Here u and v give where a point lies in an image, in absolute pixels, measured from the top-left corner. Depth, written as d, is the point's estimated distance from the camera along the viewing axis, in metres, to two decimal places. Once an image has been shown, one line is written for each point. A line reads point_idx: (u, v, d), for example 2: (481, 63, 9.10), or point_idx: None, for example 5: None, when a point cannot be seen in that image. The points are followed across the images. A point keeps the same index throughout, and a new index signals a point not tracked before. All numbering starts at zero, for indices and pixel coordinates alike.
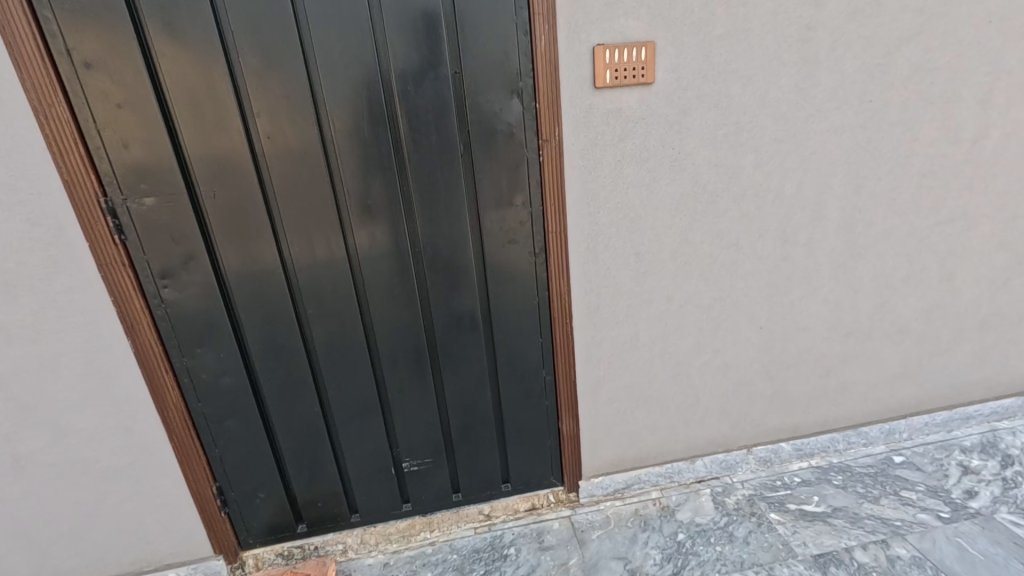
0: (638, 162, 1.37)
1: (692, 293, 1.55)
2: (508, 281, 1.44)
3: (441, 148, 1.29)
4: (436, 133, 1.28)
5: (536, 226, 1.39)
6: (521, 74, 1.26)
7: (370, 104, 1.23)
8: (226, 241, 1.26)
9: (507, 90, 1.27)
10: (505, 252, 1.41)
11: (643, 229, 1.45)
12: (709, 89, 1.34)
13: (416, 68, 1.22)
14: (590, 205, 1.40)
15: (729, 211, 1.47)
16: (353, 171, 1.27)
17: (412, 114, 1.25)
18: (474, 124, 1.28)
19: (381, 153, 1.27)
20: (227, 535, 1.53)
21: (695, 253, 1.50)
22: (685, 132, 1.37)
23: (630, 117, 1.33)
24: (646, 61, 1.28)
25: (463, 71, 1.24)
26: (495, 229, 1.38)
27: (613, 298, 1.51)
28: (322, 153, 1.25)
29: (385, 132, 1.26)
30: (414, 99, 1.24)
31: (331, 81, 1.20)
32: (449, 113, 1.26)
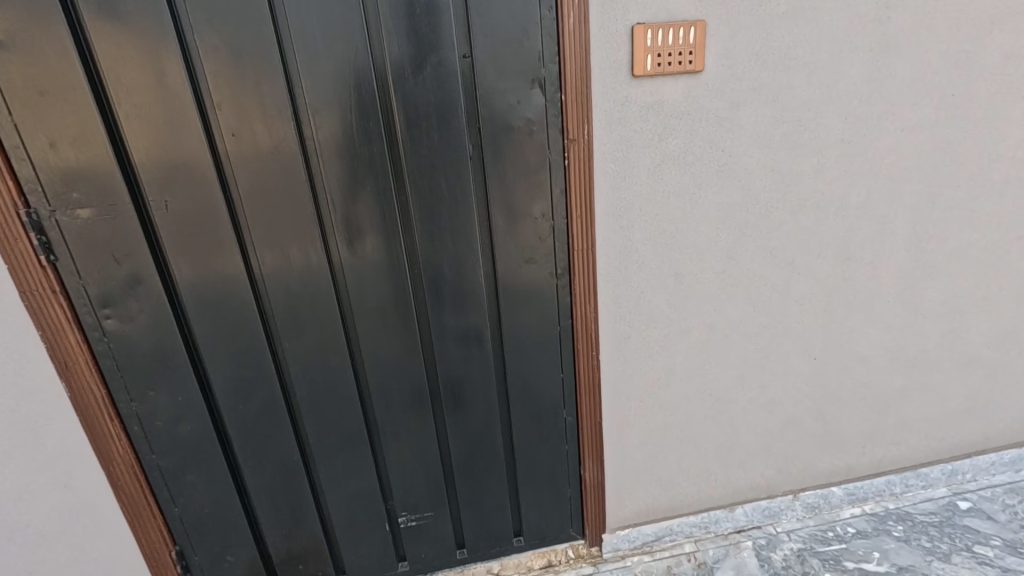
0: (680, 167, 1.15)
1: (737, 319, 1.32)
2: (524, 307, 1.22)
3: (445, 150, 1.06)
4: (439, 132, 1.05)
5: (558, 243, 1.17)
6: (544, 60, 1.03)
7: (358, 96, 1.00)
8: (182, 263, 1.04)
9: (526, 80, 1.04)
10: (521, 273, 1.19)
11: (684, 245, 1.22)
12: (768, 79, 1.12)
13: (416, 53, 1.00)
14: (623, 218, 1.17)
15: (784, 224, 1.25)
16: (338, 178, 1.04)
17: (411, 107, 1.03)
18: (486, 120, 1.06)
19: (372, 156, 1.04)
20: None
21: (742, 273, 1.28)
22: (736, 131, 1.15)
23: (673, 113, 1.11)
24: (695, 45, 1.06)
25: (474, 56, 1.02)
26: (510, 247, 1.16)
27: (646, 326, 1.29)
28: (300, 154, 1.02)
29: (377, 131, 1.03)
30: (413, 90, 1.02)
31: (310, 68, 0.97)
32: (456, 108, 1.04)
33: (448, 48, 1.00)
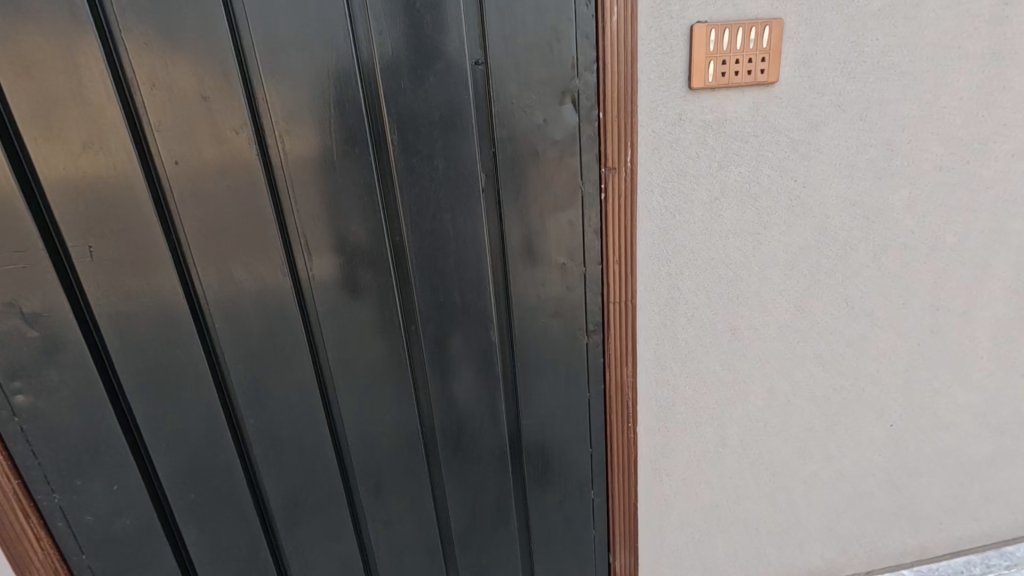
0: (744, 201, 0.93)
1: (803, 381, 1.09)
2: (546, 370, 0.99)
3: (452, 181, 0.84)
4: (445, 158, 0.83)
5: (591, 293, 0.94)
6: (578, 67, 0.81)
7: (341, 114, 0.78)
8: (116, 321, 0.81)
9: (556, 91, 0.82)
10: (543, 329, 0.96)
11: (744, 294, 0.99)
12: (857, 93, 0.89)
13: (415, 59, 0.78)
14: (670, 263, 0.95)
15: (865, 269, 1.02)
16: (315, 216, 0.82)
17: (408, 127, 0.81)
18: (504, 143, 0.84)
19: (358, 189, 0.82)
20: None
21: (811, 327, 1.05)
22: (814, 157, 0.92)
23: (737, 135, 0.88)
24: (769, 49, 0.83)
25: (489, 62, 0.80)
26: (530, 298, 0.93)
27: (694, 391, 1.06)
28: (265, 186, 0.79)
29: (365, 157, 0.81)
30: (412, 107, 0.80)
31: (278, 77, 0.75)
32: (465, 129, 0.82)
33: (457, 52, 0.79)
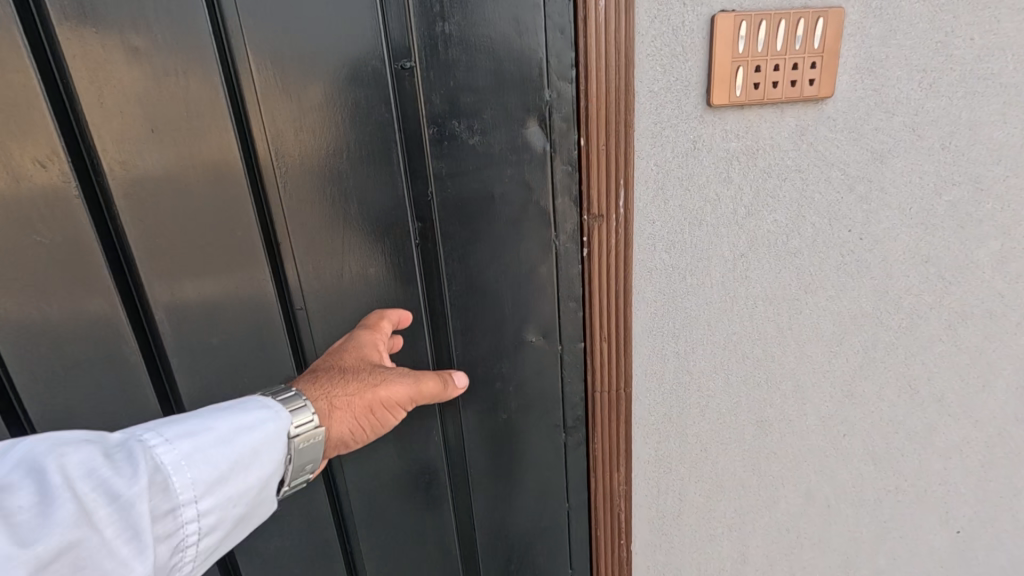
0: (779, 257, 0.68)
1: (849, 482, 0.84)
2: (510, 474, 0.75)
3: (371, 233, 0.61)
4: (360, 203, 0.59)
5: (570, 379, 0.70)
6: (549, 75, 0.57)
7: (202, 140, 0.54)
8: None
9: (518, 108, 0.58)
10: (505, 423, 0.72)
11: (774, 377, 0.75)
12: (941, 112, 0.64)
13: (310, 64, 0.54)
14: (676, 340, 0.70)
15: (935, 344, 0.77)
16: (175, 285, 0.58)
17: (303, 157, 0.57)
18: (444, 180, 0.59)
19: (236, 246, 0.58)
20: (385, 389, 0.55)
21: (861, 416, 0.80)
22: (877, 199, 0.67)
23: (772, 170, 0.64)
24: (823, 49, 0.58)
25: (419, 66, 0.55)
26: (486, 385, 0.70)
27: (708, 497, 0.81)
28: (95, 246, 0.55)
29: (243, 202, 0.57)
30: (306, 131, 0.56)
31: (102, 88, 0.51)
32: (387, 163, 0.58)
33: (370, 52, 0.55)
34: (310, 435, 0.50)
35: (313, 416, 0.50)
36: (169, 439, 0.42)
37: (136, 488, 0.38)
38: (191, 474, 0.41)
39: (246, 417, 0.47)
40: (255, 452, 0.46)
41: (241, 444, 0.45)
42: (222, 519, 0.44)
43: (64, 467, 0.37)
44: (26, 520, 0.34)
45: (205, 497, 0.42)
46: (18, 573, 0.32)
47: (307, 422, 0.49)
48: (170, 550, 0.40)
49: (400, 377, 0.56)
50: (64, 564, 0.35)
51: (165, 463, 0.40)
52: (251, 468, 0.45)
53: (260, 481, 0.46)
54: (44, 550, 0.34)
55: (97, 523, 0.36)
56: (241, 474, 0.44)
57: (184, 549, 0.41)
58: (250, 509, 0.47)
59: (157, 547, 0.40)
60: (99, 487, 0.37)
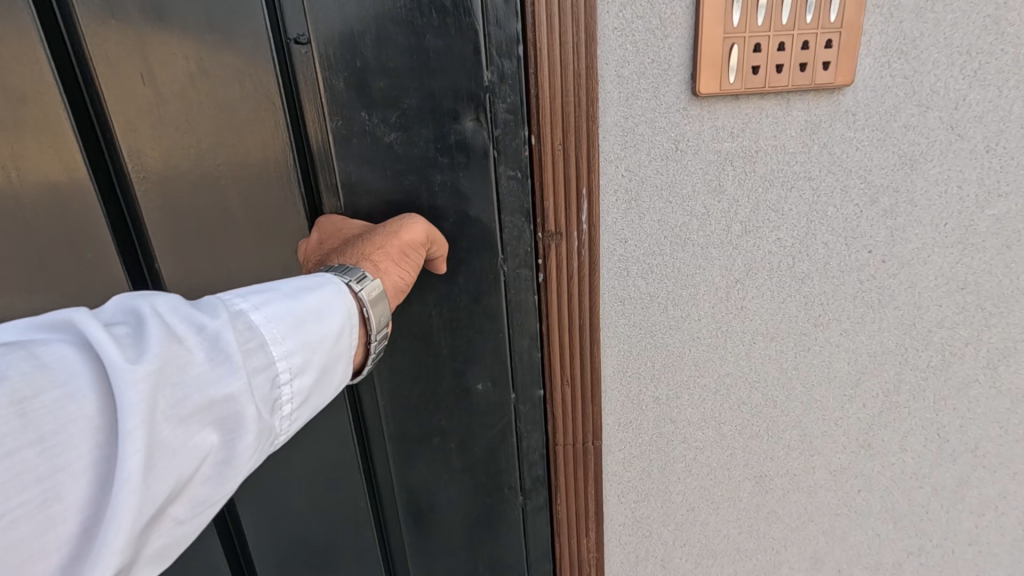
0: (782, 283, 0.55)
1: (864, 544, 0.71)
2: (461, 536, 0.62)
3: (261, 251, 0.51)
4: (245, 215, 0.50)
5: (526, 433, 0.58)
6: (487, 53, 0.45)
7: (29, 139, 0.46)
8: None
9: (446, 97, 0.46)
10: (454, 477, 0.60)
11: (775, 426, 0.62)
12: (991, 105, 0.51)
13: (171, 49, 0.45)
14: (656, 383, 0.58)
15: (971, 388, 0.64)
16: (24, 304, 0.50)
17: (173, 154, 0.48)
18: (358, 184, 0.49)
19: (88, 260, 0.49)
20: (410, 229, 0.46)
21: (880, 470, 0.67)
22: (905, 214, 0.54)
23: (775, 177, 0.51)
24: (844, 22, 0.45)
25: (317, 43, 0.45)
26: (428, 431, 0.58)
27: (696, 562, 0.68)
28: None
29: (91, 212, 0.48)
30: (171, 129, 0.47)
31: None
32: (275, 168, 0.49)
33: (248, 31, 0.45)
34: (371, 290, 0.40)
35: (365, 275, 0.40)
36: (242, 292, 0.33)
37: (221, 317, 0.30)
38: (276, 311, 0.33)
39: (310, 277, 0.38)
40: (333, 301, 0.37)
41: (314, 294, 0.36)
42: (326, 363, 0.35)
43: (152, 297, 0.30)
44: (123, 335, 0.27)
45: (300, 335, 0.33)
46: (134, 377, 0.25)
47: (358, 278, 0.40)
48: (276, 390, 0.32)
49: (416, 217, 0.47)
50: (171, 381, 0.27)
51: (251, 302, 0.32)
52: (335, 315, 0.36)
53: (344, 332, 0.37)
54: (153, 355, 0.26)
55: (193, 344, 0.28)
56: (330, 318, 0.36)
57: (293, 394, 0.33)
58: (344, 367, 0.37)
59: (261, 381, 0.31)
60: (188, 315, 0.29)
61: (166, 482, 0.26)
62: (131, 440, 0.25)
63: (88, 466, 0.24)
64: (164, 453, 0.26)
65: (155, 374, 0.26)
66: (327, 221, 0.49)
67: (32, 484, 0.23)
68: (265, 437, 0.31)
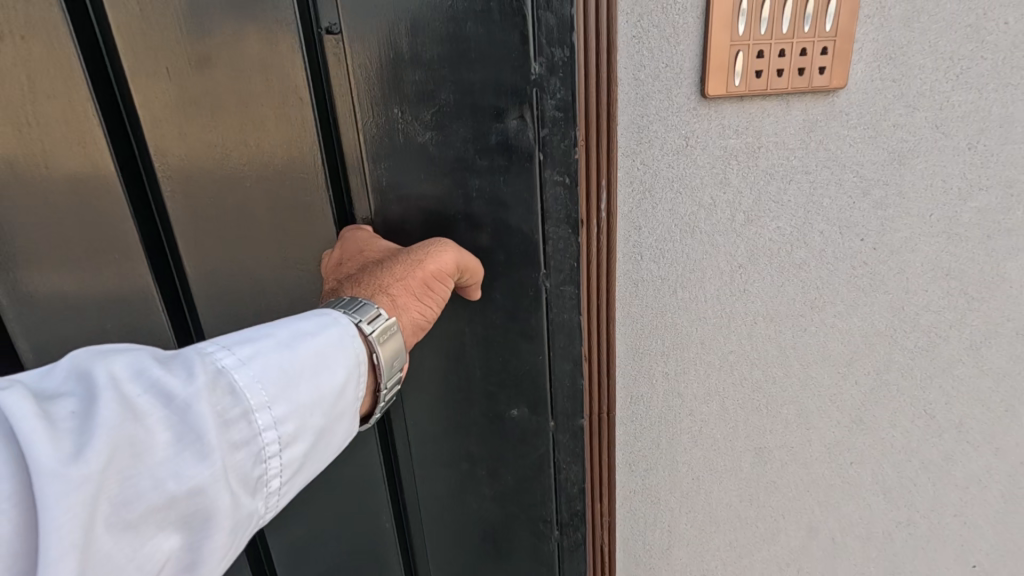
0: (781, 269, 0.60)
1: (856, 515, 0.76)
2: (506, 545, 0.72)
3: (286, 237, 0.62)
4: (267, 204, 0.61)
5: (566, 464, 0.64)
6: (537, 44, 0.49)
7: (72, 138, 0.58)
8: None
9: (486, 91, 0.51)
10: (499, 492, 0.69)
11: (774, 401, 0.67)
12: (971, 106, 0.56)
13: (206, 54, 0.56)
14: (665, 359, 0.63)
15: (955, 369, 0.69)
16: (80, 266, 0.63)
17: (195, 154, 0.59)
18: (387, 171, 0.57)
19: (118, 231, 0.62)
20: (434, 260, 0.52)
21: (872, 446, 0.72)
22: (895, 205, 0.59)
23: (775, 171, 0.56)
24: (836, 31, 0.50)
25: (345, 31, 0.53)
26: (482, 449, 0.67)
27: (700, 529, 0.73)
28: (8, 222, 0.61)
29: (120, 207, 0.61)
30: (194, 128, 0.58)
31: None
32: (296, 164, 0.59)
33: (281, 33, 0.54)
34: (383, 328, 0.47)
35: (378, 312, 0.47)
36: (229, 348, 0.40)
37: (182, 397, 0.35)
38: (254, 373, 0.39)
39: (305, 325, 0.44)
40: (301, 365, 0.41)
41: (298, 352, 0.42)
42: (292, 433, 0.40)
43: (110, 371, 0.34)
44: (71, 428, 0.31)
45: (260, 410, 0.38)
46: (70, 485, 0.29)
47: (370, 318, 0.46)
48: (232, 473, 0.36)
49: (442, 250, 0.53)
50: (113, 482, 0.31)
51: (227, 367, 0.38)
52: (300, 386, 0.41)
53: (316, 400, 0.42)
54: (90, 457, 0.30)
55: (148, 432, 0.33)
56: (296, 388, 0.40)
57: (254, 470, 0.38)
58: (315, 437, 0.42)
59: (235, 453, 0.36)
60: (150, 392, 0.34)
61: None
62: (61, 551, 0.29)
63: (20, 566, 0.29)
64: (100, 556, 0.30)
65: (94, 476, 0.30)
66: (359, 236, 0.58)
67: None
68: (231, 515, 0.36)
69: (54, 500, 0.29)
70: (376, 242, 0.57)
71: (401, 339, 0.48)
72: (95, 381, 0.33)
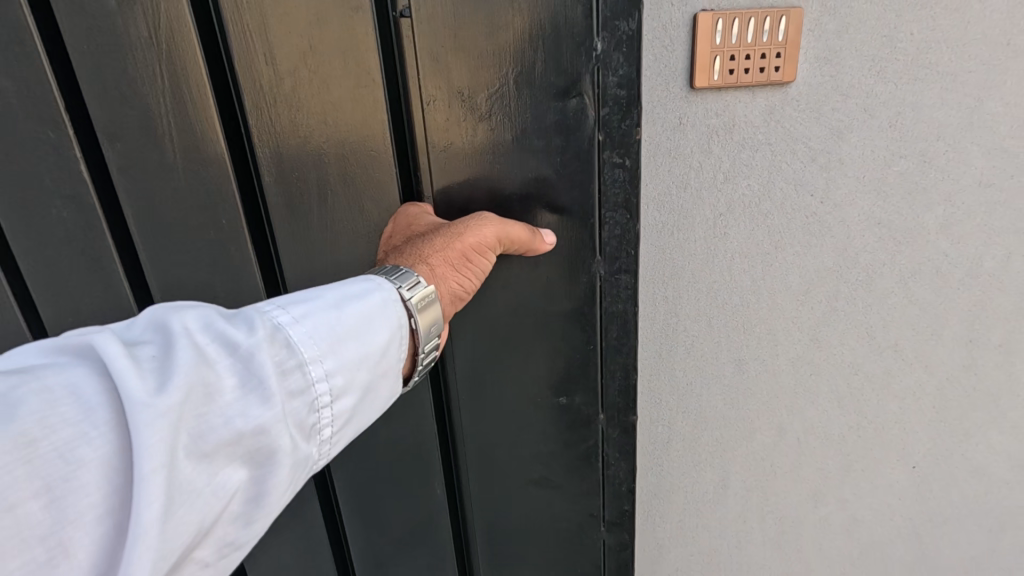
0: (753, 218, 0.81)
1: (817, 418, 0.97)
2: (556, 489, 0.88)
3: (358, 213, 0.71)
4: (343, 181, 0.69)
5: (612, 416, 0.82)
6: (602, 24, 0.61)
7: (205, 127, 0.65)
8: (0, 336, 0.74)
9: (553, 68, 0.64)
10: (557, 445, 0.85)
11: (750, 322, 0.88)
12: (890, 94, 0.76)
13: (309, 38, 0.62)
14: (665, 286, 0.84)
15: (890, 298, 0.89)
16: (192, 234, 0.70)
17: (293, 136, 0.67)
18: (453, 144, 0.68)
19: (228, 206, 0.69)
20: (470, 233, 0.63)
21: (827, 361, 0.93)
22: (836, 169, 0.80)
23: (746, 142, 0.77)
24: (787, 41, 0.71)
25: (417, 18, 0.62)
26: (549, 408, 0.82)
27: (693, 427, 0.94)
28: (144, 195, 0.68)
29: (228, 182, 0.68)
30: (286, 110, 0.65)
31: (111, 71, 0.63)
32: (372, 145, 0.68)
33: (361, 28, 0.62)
34: (421, 294, 0.56)
35: (417, 279, 0.57)
36: (284, 308, 0.47)
37: (244, 348, 0.42)
38: (306, 330, 0.46)
39: (351, 289, 0.53)
40: (343, 325, 0.49)
41: (340, 314, 0.50)
42: (337, 386, 0.47)
43: (184, 323, 0.42)
44: (157, 370, 0.39)
45: (309, 361, 0.46)
46: (156, 414, 0.36)
47: (410, 284, 0.56)
48: (286, 416, 0.43)
49: (482, 223, 0.64)
50: (192, 415, 0.38)
51: (280, 325, 0.45)
52: (343, 344, 0.49)
53: (357, 358, 0.49)
54: (172, 391, 0.37)
55: (221, 374, 0.41)
56: (340, 345, 0.48)
57: (304, 413, 0.45)
58: (355, 391, 0.49)
59: (290, 401, 0.44)
60: (219, 341, 0.42)
61: (199, 500, 0.38)
62: (152, 470, 0.35)
63: (113, 483, 0.35)
64: (183, 478, 0.37)
65: (174, 408, 0.37)
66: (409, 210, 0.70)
67: (70, 497, 0.34)
68: (286, 452, 0.43)
69: (145, 424, 0.36)
70: (422, 216, 0.69)
71: (435, 303, 0.58)
72: (173, 332, 0.41)
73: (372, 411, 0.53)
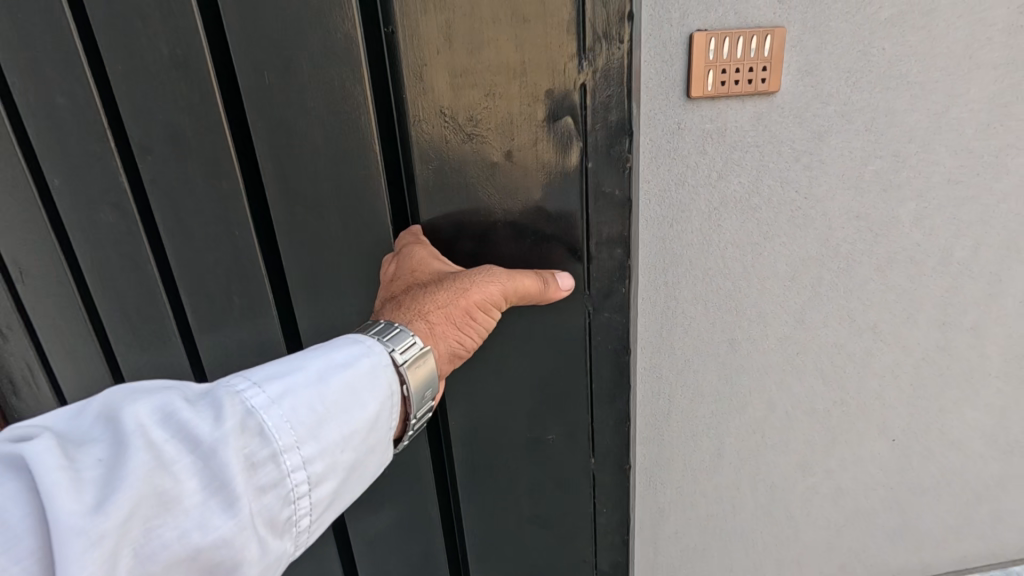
0: (744, 212, 0.91)
1: (804, 394, 1.07)
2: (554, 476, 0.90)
3: (354, 222, 0.76)
4: (339, 194, 0.74)
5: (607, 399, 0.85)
6: (593, 42, 0.65)
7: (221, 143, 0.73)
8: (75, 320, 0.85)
9: (546, 84, 0.68)
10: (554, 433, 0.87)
11: (741, 306, 0.98)
12: (864, 102, 0.86)
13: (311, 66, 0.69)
14: (665, 273, 0.94)
15: (869, 285, 0.99)
16: (210, 235, 0.78)
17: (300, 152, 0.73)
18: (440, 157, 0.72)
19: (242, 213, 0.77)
20: (474, 291, 0.64)
21: (813, 342, 1.03)
22: (818, 168, 0.90)
23: (737, 144, 0.87)
24: (771, 56, 0.81)
25: (402, 35, 0.66)
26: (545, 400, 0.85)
27: (691, 401, 1.05)
28: (168, 201, 0.76)
29: (239, 192, 0.75)
30: (290, 127, 0.71)
31: (143, 92, 0.71)
32: (367, 160, 0.73)
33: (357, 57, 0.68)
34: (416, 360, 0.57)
35: (415, 342, 0.57)
36: (260, 387, 0.47)
37: (204, 448, 0.41)
38: (279, 416, 0.46)
39: (339, 356, 0.53)
40: (319, 404, 0.49)
41: (319, 393, 0.49)
42: (314, 475, 0.47)
43: (140, 419, 0.41)
44: (107, 478, 0.38)
45: (277, 453, 0.45)
46: (97, 537, 0.36)
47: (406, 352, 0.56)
48: (251, 516, 0.42)
49: (489, 280, 0.65)
50: (143, 526, 0.38)
51: (251, 411, 0.45)
52: (322, 428, 0.48)
53: (337, 439, 0.49)
54: (113, 509, 0.37)
55: (177, 478, 0.40)
56: (317, 427, 0.48)
57: (273, 509, 0.44)
58: (334, 475, 0.49)
59: (257, 499, 0.43)
60: (179, 438, 0.41)
61: None
62: None
63: None
64: None
65: (116, 527, 0.37)
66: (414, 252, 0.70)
67: None
68: (249, 556, 0.42)
69: (83, 548, 0.35)
70: (427, 262, 0.69)
71: (433, 369, 0.59)
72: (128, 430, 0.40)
73: (356, 488, 0.52)
